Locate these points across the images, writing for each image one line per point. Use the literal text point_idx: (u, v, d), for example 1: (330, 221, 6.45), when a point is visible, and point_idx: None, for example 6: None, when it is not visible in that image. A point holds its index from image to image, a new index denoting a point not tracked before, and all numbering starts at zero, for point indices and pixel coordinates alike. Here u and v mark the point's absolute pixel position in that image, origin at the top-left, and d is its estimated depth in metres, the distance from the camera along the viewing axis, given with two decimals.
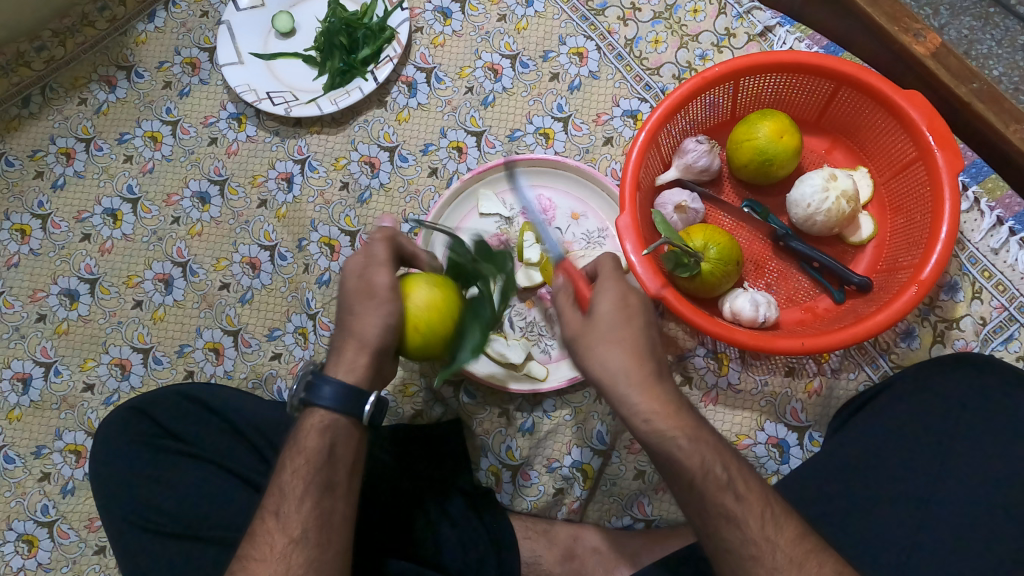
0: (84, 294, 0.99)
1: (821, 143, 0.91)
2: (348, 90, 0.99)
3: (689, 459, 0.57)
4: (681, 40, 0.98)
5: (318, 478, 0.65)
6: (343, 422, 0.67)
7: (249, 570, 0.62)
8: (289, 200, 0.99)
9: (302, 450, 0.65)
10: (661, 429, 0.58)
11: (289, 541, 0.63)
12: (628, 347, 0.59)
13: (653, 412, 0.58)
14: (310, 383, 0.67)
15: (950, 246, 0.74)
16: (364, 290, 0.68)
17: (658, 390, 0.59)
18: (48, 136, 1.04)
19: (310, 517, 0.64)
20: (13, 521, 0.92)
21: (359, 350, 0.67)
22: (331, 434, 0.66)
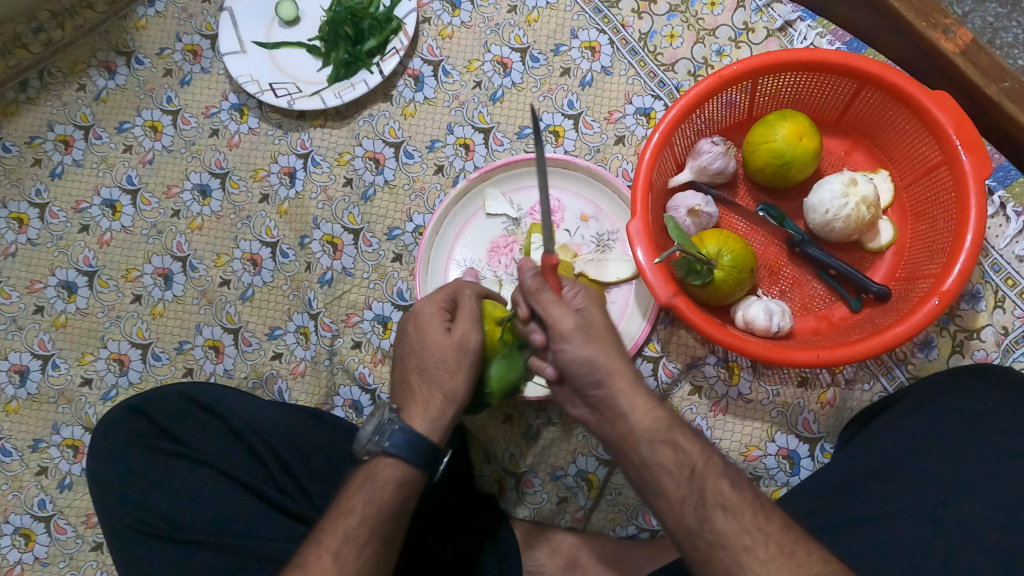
0: (83, 286, 0.97)
1: (841, 145, 0.87)
2: (353, 84, 0.96)
3: (692, 446, 0.57)
4: (697, 34, 0.94)
5: (385, 516, 0.64)
6: (412, 471, 0.66)
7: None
8: (291, 195, 0.96)
9: (375, 485, 0.65)
10: (651, 419, 0.58)
11: (338, 570, 0.62)
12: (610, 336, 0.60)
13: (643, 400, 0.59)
14: (386, 427, 0.66)
15: (974, 256, 0.71)
16: (457, 348, 0.66)
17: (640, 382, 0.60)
18: (46, 123, 1.01)
19: (368, 554, 0.63)
20: (10, 515, 0.92)
21: (444, 405, 0.67)
22: (407, 477, 0.66)
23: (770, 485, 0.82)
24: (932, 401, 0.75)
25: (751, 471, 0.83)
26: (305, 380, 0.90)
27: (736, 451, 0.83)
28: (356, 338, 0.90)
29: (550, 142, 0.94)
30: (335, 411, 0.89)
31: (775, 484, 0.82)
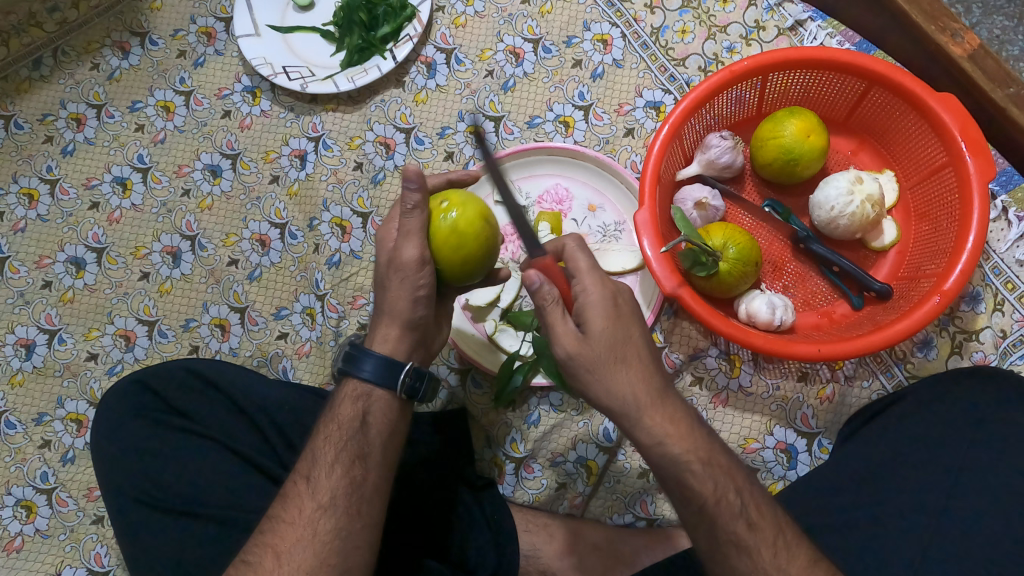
0: (91, 263, 0.98)
1: (848, 144, 0.88)
2: (366, 69, 0.97)
3: (705, 488, 0.57)
4: (709, 30, 0.95)
5: (352, 446, 0.64)
6: (377, 395, 0.67)
7: (278, 532, 0.62)
8: (301, 177, 0.97)
9: (336, 417, 0.66)
10: (673, 453, 0.58)
11: (317, 507, 0.62)
12: (634, 365, 0.57)
13: (668, 429, 0.57)
14: (351, 354, 0.68)
15: (976, 257, 0.72)
16: (393, 263, 0.63)
17: (670, 407, 0.58)
18: (59, 100, 1.02)
19: (340, 483, 0.63)
20: (12, 486, 0.92)
21: (390, 322, 0.67)
22: (364, 404, 0.67)
23: (767, 478, 0.83)
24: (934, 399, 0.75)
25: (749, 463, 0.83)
26: (310, 360, 0.91)
27: (734, 442, 0.84)
28: (362, 320, 0.91)
29: (560, 132, 0.95)
30: None
31: (772, 477, 0.83)
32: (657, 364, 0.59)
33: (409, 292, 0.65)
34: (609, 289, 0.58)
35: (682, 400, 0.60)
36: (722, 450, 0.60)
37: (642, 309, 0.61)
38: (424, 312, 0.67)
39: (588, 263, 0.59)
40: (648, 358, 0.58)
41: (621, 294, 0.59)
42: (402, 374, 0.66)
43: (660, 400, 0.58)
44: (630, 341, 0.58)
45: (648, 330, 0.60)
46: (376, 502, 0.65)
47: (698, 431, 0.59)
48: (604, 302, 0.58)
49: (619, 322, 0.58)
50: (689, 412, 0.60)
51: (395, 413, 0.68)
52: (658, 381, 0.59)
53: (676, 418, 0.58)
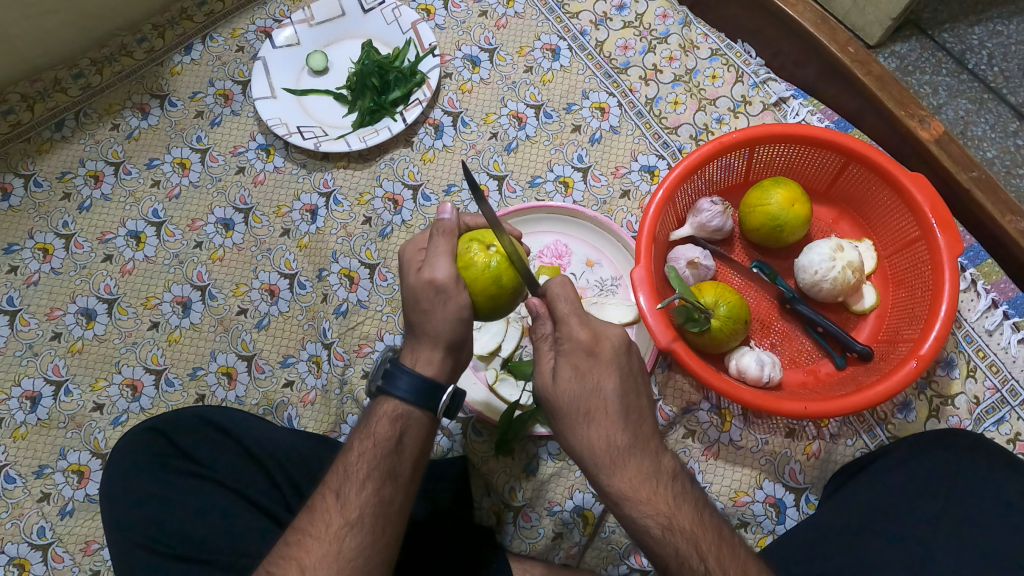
0: (102, 313, 0.99)
1: (829, 213, 0.94)
2: (377, 129, 1.03)
3: (665, 552, 0.59)
4: (699, 102, 1.01)
5: (384, 465, 0.66)
6: (415, 416, 0.69)
7: (305, 544, 0.64)
8: (312, 231, 1.01)
9: (371, 435, 0.67)
10: (633, 512, 0.60)
11: (345, 523, 0.64)
12: (598, 421, 0.60)
13: (627, 488, 0.60)
14: (388, 372, 0.69)
15: (949, 324, 0.76)
16: (428, 288, 0.65)
17: (635, 467, 0.60)
18: (78, 159, 1.06)
19: (368, 502, 0.65)
20: (6, 544, 0.90)
21: (432, 343, 0.67)
22: (401, 424, 0.68)
23: (757, 532, 0.85)
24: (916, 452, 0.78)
25: (739, 517, 0.85)
26: (315, 408, 0.93)
27: (726, 496, 0.86)
28: (367, 368, 0.94)
29: (560, 191, 1.01)
30: (343, 438, 0.92)
31: (762, 531, 0.85)
32: (629, 419, 0.61)
33: (454, 313, 0.66)
34: (583, 339, 0.61)
35: (654, 456, 0.61)
36: (692, 512, 0.61)
37: (624, 358, 0.63)
38: (466, 332, 0.68)
39: (571, 309, 0.62)
40: (617, 413, 0.60)
41: (599, 344, 0.62)
42: (443, 396, 0.68)
43: (623, 458, 0.60)
44: (599, 395, 0.60)
45: (626, 383, 0.62)
46: (398, 521, 0.67)
47: (666, 491, 0.60)
48: (575, 353, 0.61)
49: (587, 376, 0.61)
50: (660, 470, 0.61)
51: (429, 433, 0.70)
52: (627, 439, 0.60)
53: (637, 478, 0.60)
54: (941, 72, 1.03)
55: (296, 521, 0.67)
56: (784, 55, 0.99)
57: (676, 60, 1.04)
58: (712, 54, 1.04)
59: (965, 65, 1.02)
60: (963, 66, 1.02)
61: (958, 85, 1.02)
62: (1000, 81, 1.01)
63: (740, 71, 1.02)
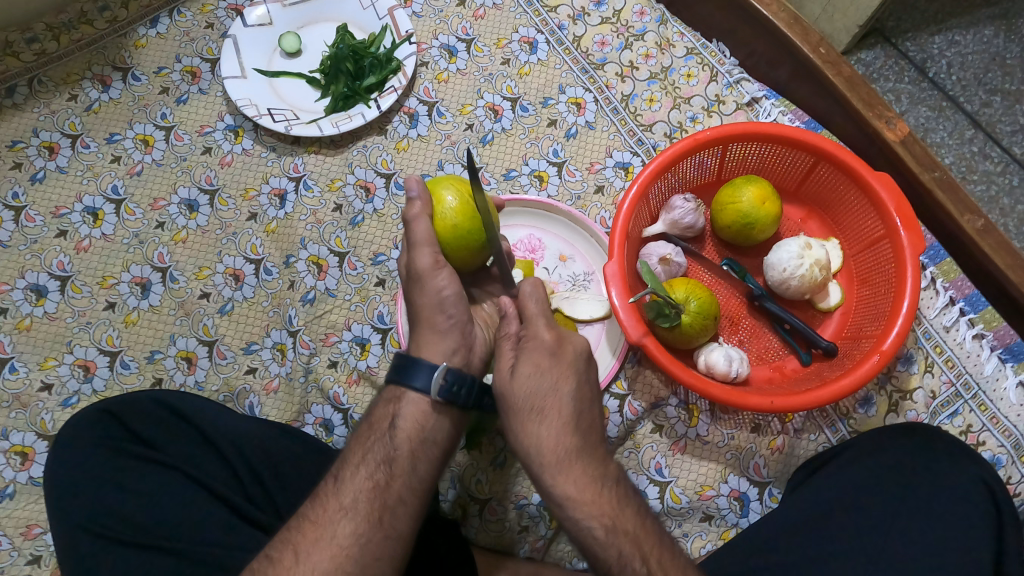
0: (54, 290, 0.95)
1: (798, 213, 0.96)
2: (350, 115, 1.01)
3: (607, 554, 0.58)
4: (674, 101, 1.03)
5: (380, 450, 0.66)
6: (410, 398, 0.66)
7: (301, 530, 0.63)
8: (280, 216, 0.99)
9: (371, 419, 0.68)
10: (575, 515, 0.58)
11: (338, 509, 0.63)
12: (550, 420, 0.60)
13: (572, 489, 0.58)
14: (394, 363, 0.68)
15: (910, 321, 0.79)
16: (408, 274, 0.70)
17: (580, 469, 0.59)
18: (32, 128, 1.01)
19: (363, 488, 0.64)
20: None
21: (420, 328, 0.69)
22: (396, 407, 0.67)
23: (720, 525, 0.86)
24: (876, 444, 0.80)
25: (703, 510, 0.86)
26: (278, 397, 0.91)
27: (691, 489, 0.87)
28: (333, 358, 0.92)
29: (534, 185, 1.00)
30: (305, 428, 0.89)
31: (725, 524, 0.86)
32: (580, 423, 0.61)
33: (436, 295, 0.68)
34: (546, 340, 0.63)
35: (601, 462, 0.61)
36: (636, 516, 0.60)
37: (583, 365, 0.64)
38: (452, 315, 0.68)
39: (539, 309, 0.65)
40: (569, 415, 0.60)
41: (560, 346, 0.63)
42: (436, 372, 0.65)
43: (570, 459, 0.59)
44: (554, 396, 0.61)
45: (582, 389, 0.62)
46: (400, 515, 0.64)
47: (610, 495, 0.59)
48: (537, 351, 0.62)
49: (545, 374, 0.61)
50: (606, 474, 0.60)
51: (431, 419, 0.66)
52: (576, 441, 0.60)
53: (586, 480, 0.59)
54: (903, 80, 1.09)
55: (299, 510, 0.66)
56: (758, 55, 1.02)
57: (652, 57, 1.05)
58: (688, 53, 1.05)
59: (926, 73, 1.09)
60: (924, 75, 1.09)
61: (919, 94, 1.08)
62: (957, 90, 1.08)
63: (714, 71, 1.04)
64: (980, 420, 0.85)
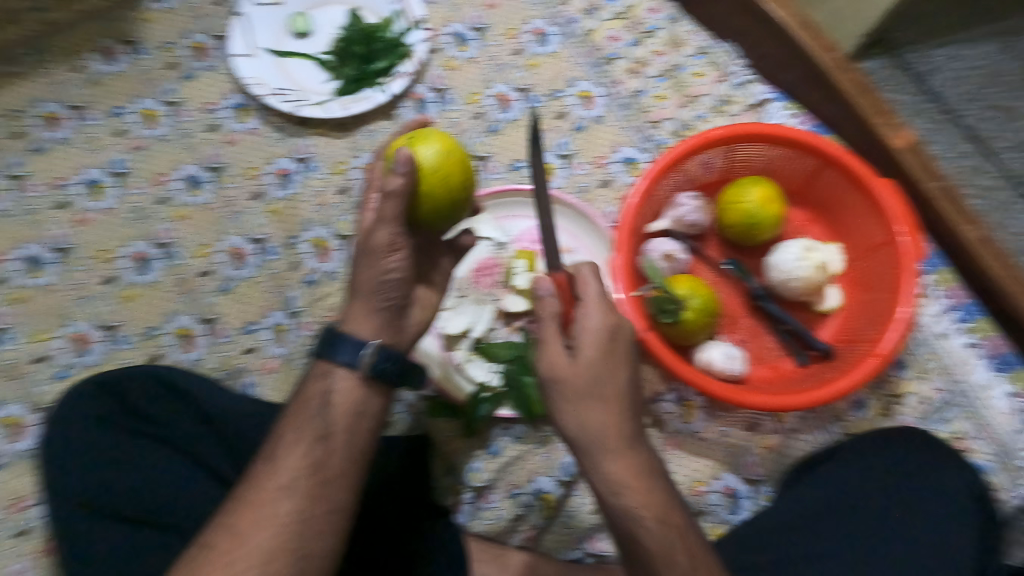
0: (52, 262, 0.94)
1: (801, 216, 0.97)
2: (358, 98, 1.01)
3: (654, 543, 0.56)
4: (683, 99, 1.03)
5: (314, 425, 0.64)
6: (339, 374, 0.67)
7: (238, 511, 0.61)
8: (284, 196, 0.98)
9: (301, 397, 0.67)
10: (627, 504, 0.57)
11: (277, 487, 0.61)
12: (610, 406, 0.58)
13: (625, 476, 0.57)
14: (325, 337, 0.68)
15: (904, 326, 0.80)
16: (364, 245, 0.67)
17: (633, 458, 0.58)
18: (32, 99, 1.00)
19: (302, 465, 0.63)
20: None
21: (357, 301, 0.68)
22: (327, 383, 0.67)
23: (712, 522, 0.87)
24: (862, 449, 0.82)
25: (696, 506, 0.87)
26: (276, 376, 0.91)
27: (684, 485, 0.88)
28: None
29: None
30: None
31: (717, 520, 0.87)
32: (636, 410, 0.60)
33: (380, 274, 0.67)
34: (605, 324, 0.60)
35: (653, 452, 0.60)
36: (685, 511, 0.59)
37: (637, 354, 0.62)
38: (393, 297, 0.68)
39: (599, 289, 0.62)
40: (628, 403, 0.59)
41: (617, 330, 0.61)
42: (366, 350, 0.66)
43: (626, 446, 0.58)
44: (615, 382, 0.59)
45: (637, 378, 0.61)
46: (340, 488, 0.64)
47: (660, 485, 0.58)
48: (598, 334, 0.60)
49: (607, 359, 0.59)
50: (657, 464, 0.60)
51: (362, 393, 0.67)
52: (631, 428, 0.59)
53: (641, 466, 0.58)
54: (902, 91, 1.11)
55: (232, 491, 0.64)
56: (768, 58, 1.02)
57: (663, 55, 1.05)
58: (699, 52, 1.06)
59: (926, 84, 1.11)
60: (923, 85, 1.11)
61: (918, 105, 1.11)
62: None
63: (724, 71, 1.05)
64: (971, 427, 0.87)
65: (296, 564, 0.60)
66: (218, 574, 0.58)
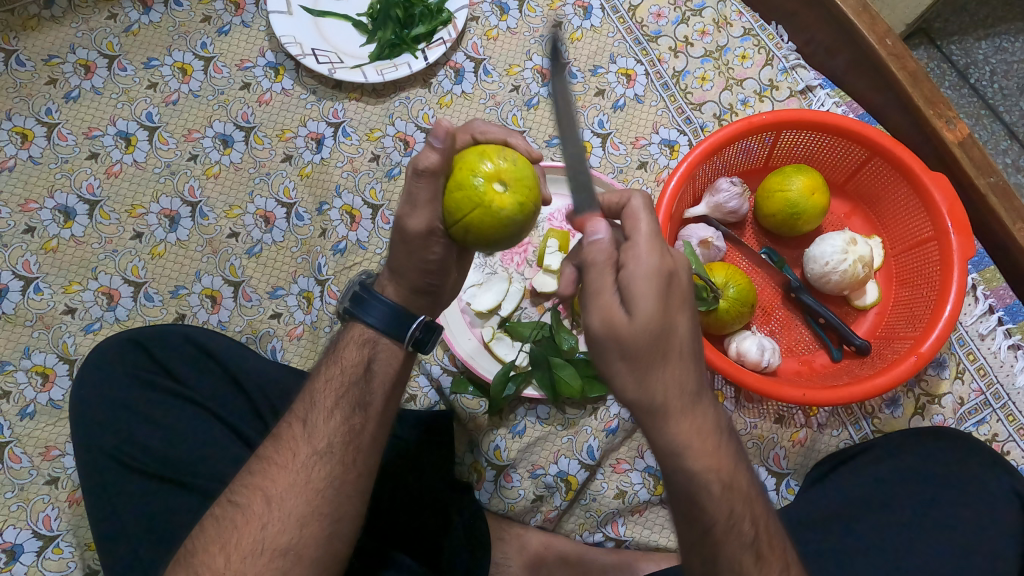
0: (82, 214, 0.93)
1: (842, 207, 0.95)
2: (396, 64, 0.98)
3: (717, 511, 0.53)
4: (727, 81, 1.00)
5: (352, 393, 0.65)
6: (383, 343, 0.67)
7: (269, 474, 0.61)
8: (316, 160, 0.96)
9: (339, 360, 0.66)
10: (692, 472, 0.52)
11: (313, 453, 0.62)
12: (672, 362, 0.50)
13: (691, 438, 0.51)
14: (358, 297, 0.68)
15: (950, 326, 0.78)
16: (403, 233, 0.62)
17: (700, 418, 0.52)
18: (68, 44, 0.98)
19: (338, 431, 0.63)
20: None
21: (397, 279, 0.67)
22: (369, 350, 0.67)
23: None
24: (905, 443, 0.79)
25: None
26: (301, 343, 0.90)
27: None
28: None
29: None
30: None
31: None
32: (698, 362, 0.52)
33: (420, 259, 0.64)
34: (659, 262, 0.50)
35: (716, 407, 0.54)
36: (747, 476, 0.55)
37: (693, 289, 0.53)
38: (432, 281, 0.67)
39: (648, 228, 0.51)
40: (691, 355, 0.51)
41: (673, 269, 0.50)
42: (412, 325, 0.67)
43: (691, 406, 0.51)
44: (677, 332, 0.50)
45: (695, 322, 0.52)
46: (372, 454, 0.64)
47: (726, 449, 0.53)
48: (654, 277, 0.49)
49: (666, 308, 0.49)
50: (720, 422, 0.54)
51: (401, 363, 0.68)
52: (695, 384, 0.51)
53: (706, 427, 0.52)
54: (944, 84, 1.10)
55: (261, 451, 0.65)
56: (817, 42, 0.99)
57: (708, 34, 1.02)
58: (745, 33, 1.02)
59: (968, 78, 1.10)
60: (966, 80, 1.10)
61: (960, 100, 1.10)
62: (997, 98, 1.09)
63: (771, 54, 1.01)
64: (1007, 430, 0.85)
65: (329, 528, 0.60)
66: (254, 538, 0.59)
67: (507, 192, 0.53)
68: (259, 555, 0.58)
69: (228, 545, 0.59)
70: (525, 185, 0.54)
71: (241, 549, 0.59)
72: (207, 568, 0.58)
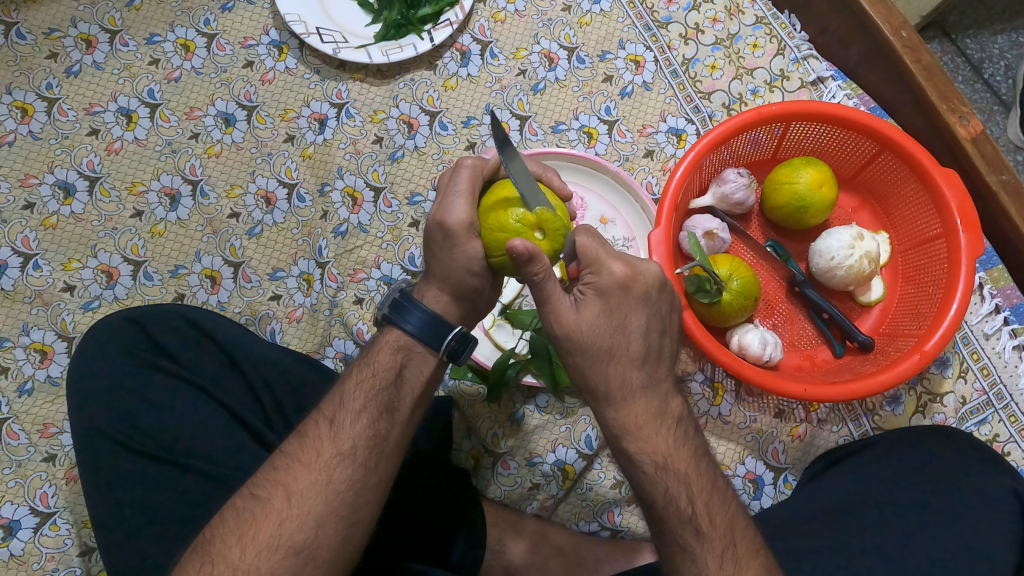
0: (82, 190, 0.92)
1: (850, 202, 0.93)
2: (401, 45, 0.96)
3: (656, 491, 0.58)
4: (737, 71, 0.99)
5: (381, 398, 0.64)
6: (417, 351, 0.67)
7: (292, 472, 0.61)
8: (318, 141, 0.95)
9: (371, 363, 0.66)
10: (629, 452, 0.58)
11: (336, 454, 0.61)
12: (617, 360, 0.56)
13: (630, 425, 0.58)
14: (397, 304, 0.66)
15: (956, 325, 0.77)
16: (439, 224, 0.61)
17: (642, 406, 0.58)
18: (69, 18, 0.97)
19: (364, 435, 0.62)
20: None
21: (438, 285, 0.66)
22: (403, 357, 0.66)
23: None
24: (901, 438, 0.80)
25: None
26: (300, 326, 0.89)
27: None
28: (359, 294, 0.90)
29: (582, 142, 0.97)
30: (326, 360, 0.88)
31: None
32: (647, 360, 0.58)
33: (462, 261, 0.62)
34: (617, 275, 0.55)
35: (664, 398, 0.59)
36: (690, 457, 0.59)
37: (655, 296, 0.58)
38: (473, 289, 0.64)
39: (599, 243, 0.56)
40: (637, 354, 0.57)
41: (634, 280, 0.56)
42: (449, 335, 0.66)
43: (635, 396, 0.58)
44: (624, 334, 0.56)
45: (651, 324, 0.58)
46: (393, 459, 0.64)
47: (667, 433, 0.58)
48: (609, 289, 0.55)
49: (616, 312, 0.56)
50: (666, 412, 0.59)
51: (435, 371, 0.68)
52: (641, 378, 0.57)
53: (647, 416, 0.58)
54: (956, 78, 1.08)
55: (285, 446, 0.64)
56: (830, 33, 0.97)
57: (719, 22, 1.00)
58: (757, 21, 1.00)
59: (981, 73, 1.09)
60: (979, 75, 1.08)
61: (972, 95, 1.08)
62: (1011, 93, 1.07)
63: (782, 43, 0.99)
64: (1008, 431, 0.84)
65: (344, 532, 0.60)
66: (269, 533, 0.58)
67: (543, 240, 0.56)
68: (274, 551, 0.58)
69: (244, 536, 0.59)
70: (561, 234, 0.56)
71: (257, 543, 0.58)
72: (224, 560, 0.58)
